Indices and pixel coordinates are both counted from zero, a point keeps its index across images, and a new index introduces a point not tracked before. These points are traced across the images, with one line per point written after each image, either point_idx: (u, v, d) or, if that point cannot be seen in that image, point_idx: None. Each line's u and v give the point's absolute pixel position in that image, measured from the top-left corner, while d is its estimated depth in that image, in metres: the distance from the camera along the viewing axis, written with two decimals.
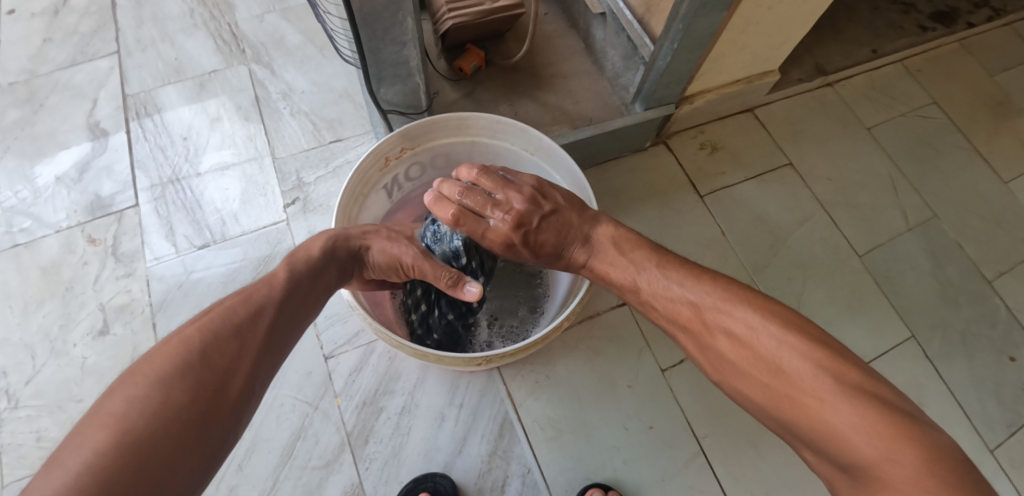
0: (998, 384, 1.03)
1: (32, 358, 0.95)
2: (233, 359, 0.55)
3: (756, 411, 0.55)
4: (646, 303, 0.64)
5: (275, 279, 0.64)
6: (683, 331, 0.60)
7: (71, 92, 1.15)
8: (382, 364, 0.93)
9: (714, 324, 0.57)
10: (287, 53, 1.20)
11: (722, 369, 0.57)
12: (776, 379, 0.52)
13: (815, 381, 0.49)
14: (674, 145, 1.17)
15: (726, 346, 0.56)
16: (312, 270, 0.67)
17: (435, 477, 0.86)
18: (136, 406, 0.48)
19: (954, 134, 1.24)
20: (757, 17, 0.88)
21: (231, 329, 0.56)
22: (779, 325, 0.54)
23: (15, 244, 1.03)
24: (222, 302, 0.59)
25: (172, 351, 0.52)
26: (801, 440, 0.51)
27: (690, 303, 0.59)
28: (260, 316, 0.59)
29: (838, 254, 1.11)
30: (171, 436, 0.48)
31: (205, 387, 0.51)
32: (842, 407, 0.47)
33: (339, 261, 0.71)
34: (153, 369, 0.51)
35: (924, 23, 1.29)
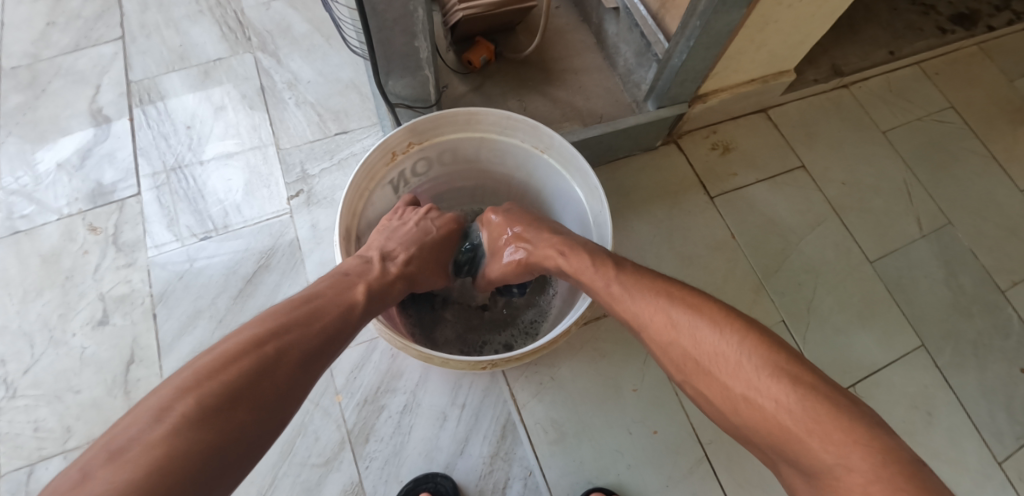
0: (1008, 396, 1.01)
1: (31, 347, 0.94)
2: (296, 386, 0.54)
3: (711, 413, 0.54)
4: (611, 297, 0.62)
5: (352, 306, 0.62)
6: (645, 326, 0.58)
7: (73, 77, 1.14)
8: (385, 361, 0.92)
9: (679, 321, 0.55)
10: (294, 42, 1.18)
11: (683, 368, 0.55)
12: (735, 377, 0.50)
13: (773, 382, 0.49)
14: (685, 145, 1.15)
15: (687, 343, 0.54)
16: (379, 305, 0.66)
17: (436, 478, 0.85)
18: (199, 419, 0.47)
19: (970, 139, 1.22)
20: (777, 14, 0.86)
21: (301, 353, 0.55)
22: (744, 326, 0.53)
23: (15, 230, 1.02)
24: (302, 314, 0.57)
25: (246, 361, 0.51)
26: (758, 445, 0.50)
27: (658, 300, 0.58)
28: (330, 342, 0.58)
29: (849, 260, 1.09)
30: (225, 455, 0.48)
31: (267, 408, 0.51)
32: (799, 410, 0.47)
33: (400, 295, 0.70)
34: (225, 377, 0.50)
35: (943, 25, 1.26)
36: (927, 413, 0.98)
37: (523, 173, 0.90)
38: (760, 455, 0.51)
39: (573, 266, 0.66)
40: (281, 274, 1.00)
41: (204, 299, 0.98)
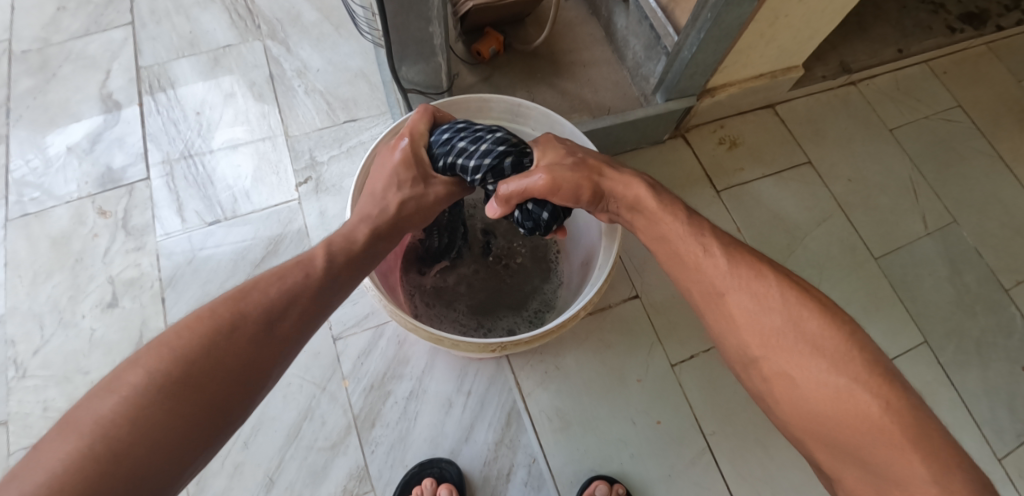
0: (1011, 394, 1.01)
1: (41, 328, 0.95)
2: (255, 350, 0.53)
3: (781, 396, 0.53)
4: (698, 253, 0.60)
5: (311, 264, 0.59)
6: (740, 289, 0.56)
7: (84, 63, 1.14)
8: (392, 347, 0.93)
9: (786, 299, 0.55)
10: (303, 30, 1.18)
11: (770, 342, 0.54)
12: (842, 369, 0.50)
13: (880, 384, 0.49)
14: (692, 139, 1.15)
15: (786, 321, 0.54)
16: (351, 264, 0.62)
17: (441, 463, 0.86)
18: (151, 388, 0.47)
19: (977, 139, 1.22)
20: (788, 9, 0.86)
21: (256, 316, 0.54)
22: (853, 326, 0.53)
23: (25, 213, 1.02)
24: (258, 280, 0.56)
25: (198, 329, 0.51)
26: (831, 438, 0.50)
27: (762, 272, 0.57)
28: (291, 304, 0.56)
29: (854, 257, 1.09)
30: (180, 420, 0.47)
31: (224, 372, 0.51)
32: (904, 417, 0.48)
33: (377, 251, 0.66)
34: (178, 344, 0.50)
35: (953, 24, 1.26)
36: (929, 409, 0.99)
37: None
38: (823, 449, 0.51)
39: (660, 208, 0.64)
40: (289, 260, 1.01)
41: (213, 284, 0.98)
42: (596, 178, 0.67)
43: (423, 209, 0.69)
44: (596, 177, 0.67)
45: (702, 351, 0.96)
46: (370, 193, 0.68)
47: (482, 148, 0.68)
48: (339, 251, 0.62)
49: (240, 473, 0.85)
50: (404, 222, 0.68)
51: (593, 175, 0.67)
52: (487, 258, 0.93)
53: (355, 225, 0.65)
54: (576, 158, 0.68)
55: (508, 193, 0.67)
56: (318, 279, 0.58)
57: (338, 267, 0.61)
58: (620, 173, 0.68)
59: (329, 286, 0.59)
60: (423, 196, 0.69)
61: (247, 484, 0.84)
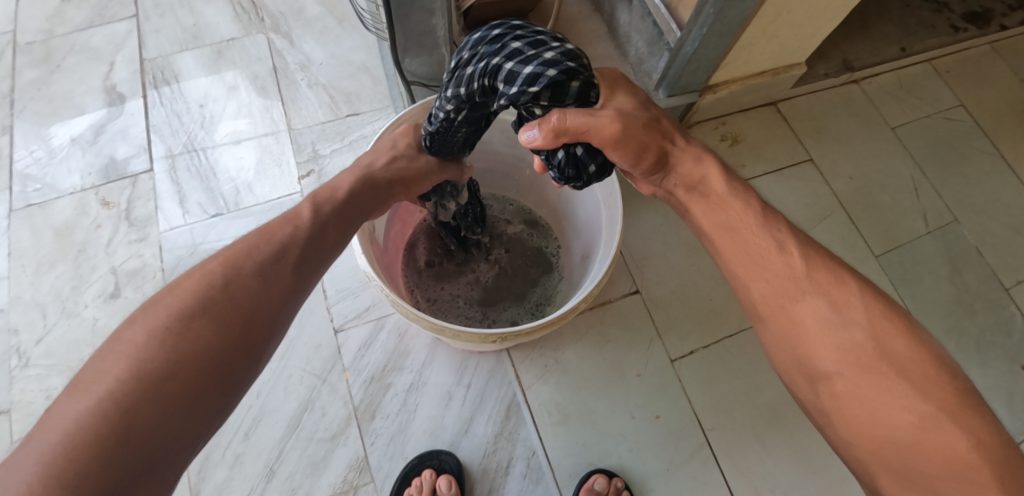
0: (1010, 393, 1.01)
1: (44, 317, 0.95)
2: (253, 302, 0.51)
3: (851, 417, 0.47)
4: (770, 250, 0.52)
5: (299, 218, 0.59)
6: (816, 296, 0.50)
7: (88, 54, 1.14)
8: (392, 340, 0.93)
9: (869, 314, 0.48)
10: (307, 24, 1.19)
11: (847, 359, 0.47)
12: (928, 397, 0.45)
13: (968, 415, 0.44)
14: (694, 135, 1.15)
15: (867, 338, 0.48)
16: (343, 218, 0.61)
17: (440, 455, 0.86)
18: (152, 349, 0.45)
19: (979, 138, 1.22)
20: (790, 5, 0.86)
21: (251, 269, 0.52)
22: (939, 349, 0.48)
23: (28, 203, 1.03)
24: (246, 239, 0.55)
25: (194, 286, 0.50)
26: (910, 468, 0.45)
27: (842, 280, 0.50)
28: (284, 256, 0.55)
29: (855, 254, 1.09)
30: (188, 373, 0.46)
31: (226, 324, 0.49)
32: (997, 455, 0.42)
33: (367, 201, 0.65)
34: (175, 301, 0.48)
35: (956, 23, 1.25)
36: None
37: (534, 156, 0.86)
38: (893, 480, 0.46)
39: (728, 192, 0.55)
40: None
41: None
42: (666, 144, 0.57)
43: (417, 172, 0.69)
44: (666, 143, 0.57)
45: (701, 347, 0.96)
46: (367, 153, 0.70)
47: (543, 61, 0.53)
48: (329, 205, 0.61)
49: (241, 463, 0.85)
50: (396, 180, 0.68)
51: (664, 141, 0.57)
52: (497, 237, 0.94)
53: (347, 181, 0.66)
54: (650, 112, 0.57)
55: (565, 122, 0.52)
56: (309, 229, 0.58)
57: (329, 217, 0.60)
58: (694, 146, 0.58)
59: (322, 234, 0.59)
60: (417, 161, 0.70)
61: (248, 474, 0.85)
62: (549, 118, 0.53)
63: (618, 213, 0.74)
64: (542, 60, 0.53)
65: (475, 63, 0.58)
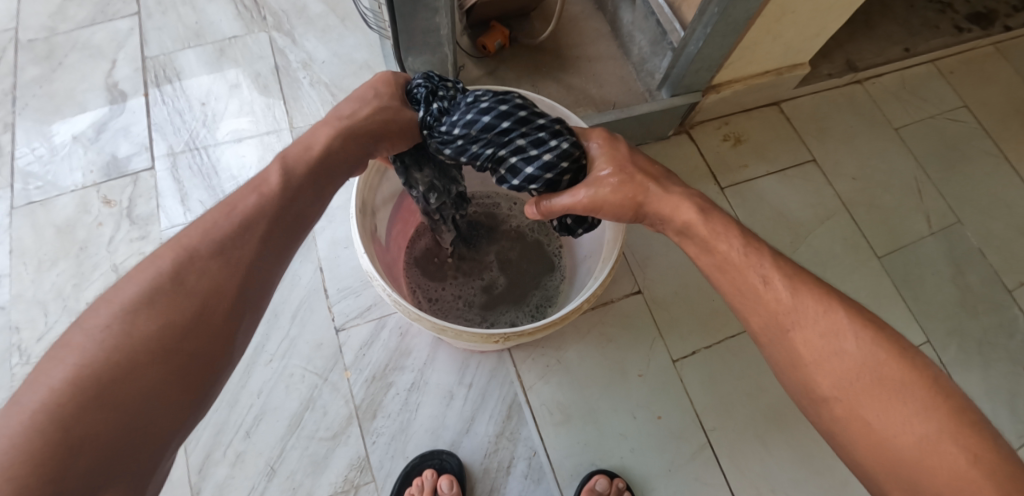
0: (1013, 395, 1.01)
1: (45, 315, 0.95)
2: (216, 286, 0.49)
3: (852, 438, 0.48)
4: (759, 285, 0.54)
5: (264, 186, 0.55)
6: (806, 323, 0.52)
7: (90, 52, 1.14)
8: (394, 339, 0.93)
9: (860, 338, 0.50)
10: (309, 22, 1.18)
11: (843, 383, 0.49)
12: (923, 414, 0.46)
13: (963, 433, 0.45)
14: (697, 135, 1.15)
15: (860, 360, 0.49)
16: (316, 184, 0.59)
17: (441, 455, 0.86)
18: (106, 341, 0.44)
19: (982, 139, 1.21)
20: (794, 5, 0.85)
21: (209, 250, 0.50)
22: (933, 368, 0.49)
23: (30, 201, 1.03)
24: (207, 217, 0.53)
25: (148, 277, 0.48)
26: (913, 488, 0.45)
27: (832, 307, 0.52)
28: (246, 232, 0.52)
29: (857, 254, 1.09)
30: (152, 368, 0.45)
31: (188, 312, 0.47)
32: (996, 472, 0.43)
33: (345, 158, 0.61)
34: (129, 295, 0.46)
35: (960, 23, 1.25)
36: None
37: None
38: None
39: (711, 234, 0.58)
40: None
41: None
42: (641, 194, 0.60)
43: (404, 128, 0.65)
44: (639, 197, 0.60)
45: (703, 348, 0.96)
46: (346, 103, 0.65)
47: (545, 163, 0.60)
48: (297, 171, 0.57)
49: (242, 462, 0.85)
50: (379, 135, 0.63)
51: (637, 197, 0.60)
52: (497, 232, 0.93)
53: (324, 135, 0.61)
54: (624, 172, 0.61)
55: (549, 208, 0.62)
56: (274, 200, 0.55)
57: (299, 186, 0.57)
58: (671, 191, 0.60)
59: (290, 205, 0.56)
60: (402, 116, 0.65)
61: (249, 473, 0.84)
62: (538, 203, 0.63)
63: None
64: (544, 163, 0.60)
65: (477, 143, 0.61)
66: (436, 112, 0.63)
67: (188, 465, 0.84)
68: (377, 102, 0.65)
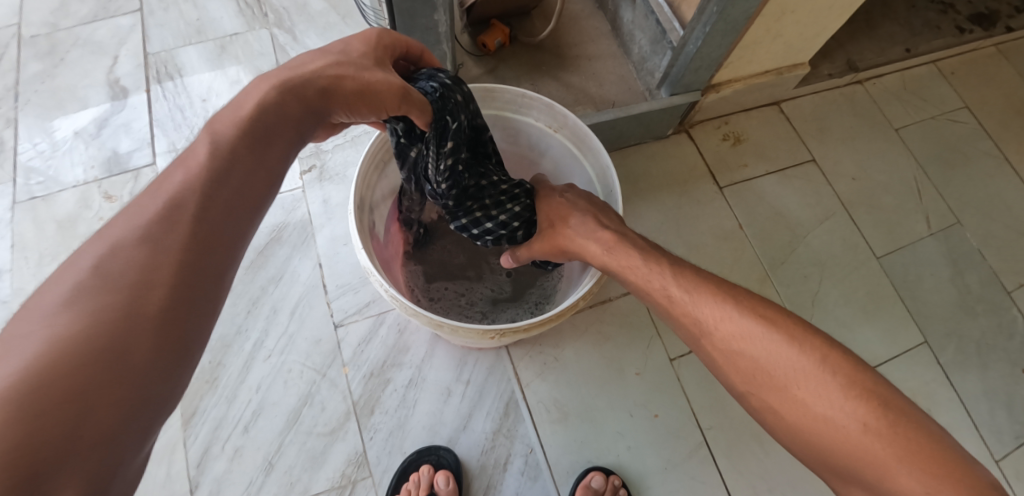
0: (1011, 396, 1.01)
1: None
2: (150, 276, 0.40)
3: (771, 424, 0.51)
4: (666, 304, 0.58)
5: (195, 160, 0.46)
6: (713, 323, 0.54)
7: (92, 48, 1.15)
8: (392, 335, 0.94)
9: (754, 336, 0.52)
10: (310, 19, 1.19)
11: (747, 380, 0.52)
12: (816, 391, 0.48)
13: (857, 404, 0.46)
14: (696, 134, 1.15)
15: (760, 352, 0.51)
16: (264, 149, 0.49)
17: (439, 451, 0.87)
18: (25, 352, 0.35)
19: (983, 140, 1.21)
20: (794, 4, 0.85)
21: (138, 233, 0.42)
22: (824, 343, 0.50)
23: (32, 196, 1.03)
24: (137, 202, 0.44)
25: (70, 275, 0.39)
26: (827, 461, 0.48)
27: (725, 307, 0.54)
28: (181, 212, 0.43)
29: (856, 255, 1.09)
30: (85, 374, 0.36)
31: (117, 309, 0.39)
32: (888, 436, 0.45)
33: (294, 117, 0.51)
34: (48, 298, 0.38)
35: (962, 24, 1.25)
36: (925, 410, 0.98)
37: (536, 152, 0.87)
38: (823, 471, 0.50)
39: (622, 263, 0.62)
40: (292, 247, 0.98)
41: None
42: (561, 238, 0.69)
43: (362, 86, 0.52)
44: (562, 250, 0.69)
45: None
46: (308, 54, 0.54)
47: (495, 221, 0.73)
48: (227, 138, 0.47)
49: (240, 457, 0.85)
50: (332, 95, 0.52)
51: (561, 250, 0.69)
52: None
53: (259, 92, 0.50)
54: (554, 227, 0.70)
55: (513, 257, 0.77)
56: (209, 168, 0.46)
57: (233, 150, 0.47)
58: (581, 234, 0.66)
59: (232, 170, 0.47)
60: (370, 74, 0.53)
61: (247, 467, 0.85)
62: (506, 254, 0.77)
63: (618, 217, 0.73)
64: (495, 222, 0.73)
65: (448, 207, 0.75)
66: (439, 129, 0.60)
67: (187, 459, 0.84)
68: (337, 56, 0.53)
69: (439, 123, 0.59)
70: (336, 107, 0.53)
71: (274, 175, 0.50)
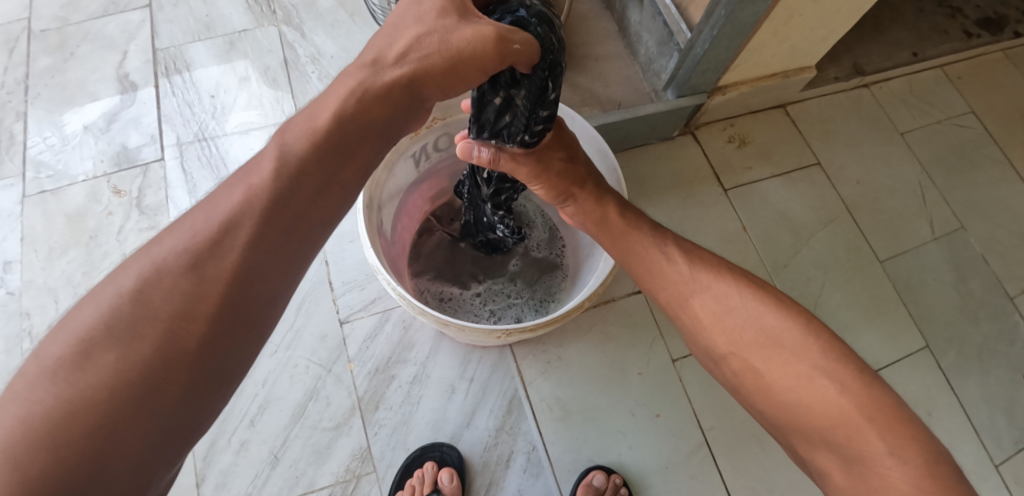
0: (1010, 402, 1.01)
1: (56, 302, 0.97)
2: (191, 306, 0.40)
3: (752, 389, 0.52)
4: (662, 261, 0.59)
5: (256, 177, 0.45)
6: (703, 292, 0.55)
7: (102, 43, 1.16)
8: (397, 332, 0.94)
9: (745, 296, 0.54)
10: (318, 17, 1.19)
11: (733, 339, 0.52)
12: (799, 350, 0.49)
13: (840, 367, 0.48)
14: (702, 136, 1.15)
15: (747, 318, 0.52)
16: (330, 171, 0.47)
17: (442, 447, 0.87)
18: (58, 377, 0.36)
19: (989, 145, 1.21)
20: (802, 9, 0.86)
21: (188, 260, 0.41)
22: (806, 311, 0.53)
23: (41, 189, 1.04)
24: (192, 217, 0.44)
25: (113, 296, 0.40)
26: (801, 425, 0.49)
27: (717, 274, 0.56)
28: (232, 237, 0.43)
29: (860, 259, 1.09)
30: (117, 406, 0.37)
31: (154, 339, 0.39)
32: (864, 399, 0.47)
33: (381, 129, 0.50)
34: (89, 319, 0.39)
35: (969, 29, 1.24)
36: (926, 413, 0.99)
37: None
38: (797, 439, 0.50)
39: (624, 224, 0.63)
40: None
41: None
42: (570, 191, 0.66)
43: (450, 59, 0.48)
44: (576, 188, 0.66)
45: None
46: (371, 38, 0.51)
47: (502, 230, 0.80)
48: (293, 153, 0.46)
49: (246, 450, 0.86)
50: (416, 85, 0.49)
51: (573, 187, 0.66)
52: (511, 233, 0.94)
53: (336, 98, 0.48)
54: (572, 159, 0.66)
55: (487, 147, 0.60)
56: (271, 190, 0.44)
57: (301, 167, 0.46)
58: (600, 195, 0.66)
59: (295, 191, 0.45)
60: (455, 39, 0.47)
61: (253, 461, 0.86)
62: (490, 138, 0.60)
63: (610, 260, 0.72)
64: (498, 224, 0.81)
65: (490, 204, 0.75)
66: (536, 92, 0.55)
67: (193, 452, 0.85)
68: (418, 31, 0.49)
69: (537, 83, 0.54)
70: (429, 89, 0.50)
71: (338, 199, 0.48)
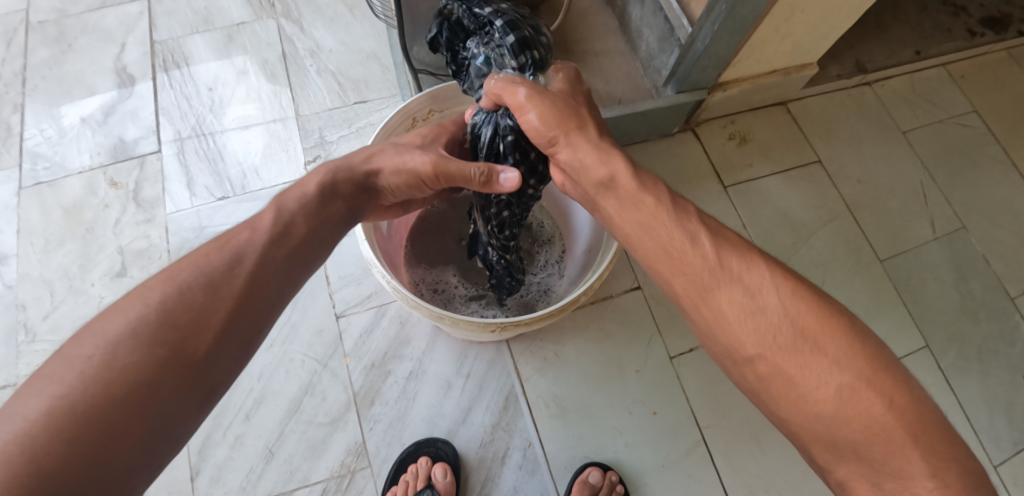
0: (1010, 403, 1.01)
1: (51, 294, 0.96)
2: (202, 320, 0.47)
3: (776, 396, 0.45)
4: (685, 244, 0.50)
5: (259, 225, 0.54)
6: (731, 282, 0.47)
7: (100, 35, 1.15)
8: (394, 327, 0.94)
9: (781, 292, 0.46)
10: (317, 10, 1.19)
11: (765, 341, 0.45)
12: (842, 360, 0.43)
13: (884, 379, 0.43)
14: (702, 133, 1.15)
15: (782, 317, 0.45)
16: (320, 226, 0.57)
17: (437, 443, 0.87)
18: (83, 374, 0.41)
19: (992, 145, 1.21)
20: (805, 4, 0.85)
21: (202, 281, 0.48)
22: (848, 313, 0.46)
23: (38, 182, 1.04)
24: (201, 248, 0.51)
25: (135, 307, 0.45)
26: (828, 439, 0.43)
27: (750, 263, 0.48)
28: (238, 265, 0.50)
29: (860, 258, 1.09)
30: (131, 402, 0.42)
31: (167, 346, 0.44)
32: (908, 414, 0.42)
33: (351, 201, 0.62)
34: (112, 327, 0.44)
35: (973, 27, 1.23)
36: None
37: None
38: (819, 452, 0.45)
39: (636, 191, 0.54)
40: None
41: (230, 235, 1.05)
42: (570, 131, 0.58)
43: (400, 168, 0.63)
44: (574, 127, 0.58)
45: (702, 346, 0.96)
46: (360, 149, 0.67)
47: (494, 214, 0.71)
48: (290, 209, 0.56)
49: (241, 444, 0.86)
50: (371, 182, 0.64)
51: (569, 126, 0.58)
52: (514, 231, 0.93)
53: (317, 177, 0.61)
54: (570, 101, 0.60)
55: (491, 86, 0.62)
56: (270, 231, 0.54)
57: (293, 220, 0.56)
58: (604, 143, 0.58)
59: (288, 235, 0.55)
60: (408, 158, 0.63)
61: (248, 455, 0.86)
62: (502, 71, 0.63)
63: (614, 244, 0.72)
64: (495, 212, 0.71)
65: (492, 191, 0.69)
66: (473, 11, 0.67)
67: (188, 445, 0.85)
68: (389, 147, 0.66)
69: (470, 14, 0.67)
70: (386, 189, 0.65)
71: (322, 245, 0.58)
